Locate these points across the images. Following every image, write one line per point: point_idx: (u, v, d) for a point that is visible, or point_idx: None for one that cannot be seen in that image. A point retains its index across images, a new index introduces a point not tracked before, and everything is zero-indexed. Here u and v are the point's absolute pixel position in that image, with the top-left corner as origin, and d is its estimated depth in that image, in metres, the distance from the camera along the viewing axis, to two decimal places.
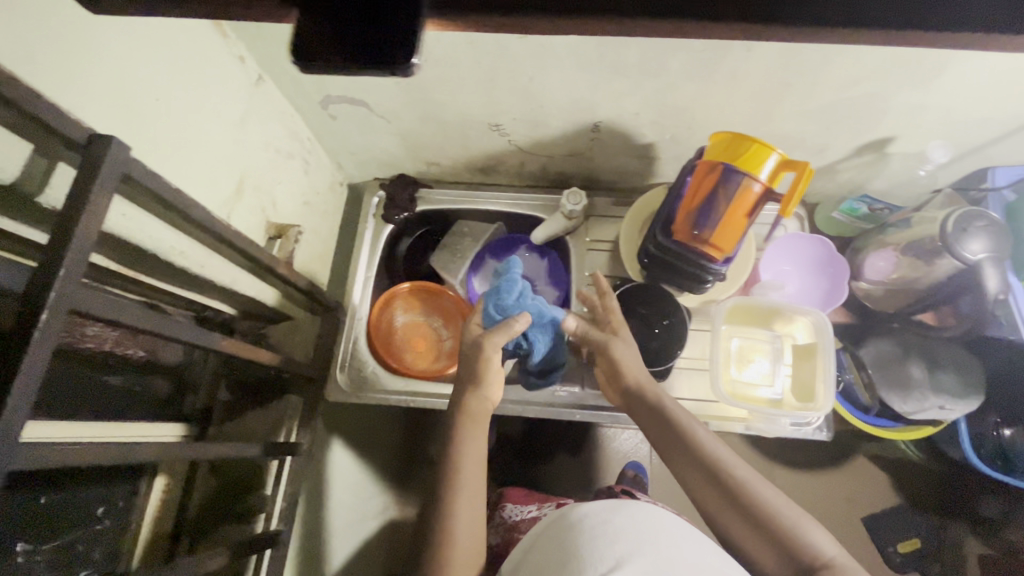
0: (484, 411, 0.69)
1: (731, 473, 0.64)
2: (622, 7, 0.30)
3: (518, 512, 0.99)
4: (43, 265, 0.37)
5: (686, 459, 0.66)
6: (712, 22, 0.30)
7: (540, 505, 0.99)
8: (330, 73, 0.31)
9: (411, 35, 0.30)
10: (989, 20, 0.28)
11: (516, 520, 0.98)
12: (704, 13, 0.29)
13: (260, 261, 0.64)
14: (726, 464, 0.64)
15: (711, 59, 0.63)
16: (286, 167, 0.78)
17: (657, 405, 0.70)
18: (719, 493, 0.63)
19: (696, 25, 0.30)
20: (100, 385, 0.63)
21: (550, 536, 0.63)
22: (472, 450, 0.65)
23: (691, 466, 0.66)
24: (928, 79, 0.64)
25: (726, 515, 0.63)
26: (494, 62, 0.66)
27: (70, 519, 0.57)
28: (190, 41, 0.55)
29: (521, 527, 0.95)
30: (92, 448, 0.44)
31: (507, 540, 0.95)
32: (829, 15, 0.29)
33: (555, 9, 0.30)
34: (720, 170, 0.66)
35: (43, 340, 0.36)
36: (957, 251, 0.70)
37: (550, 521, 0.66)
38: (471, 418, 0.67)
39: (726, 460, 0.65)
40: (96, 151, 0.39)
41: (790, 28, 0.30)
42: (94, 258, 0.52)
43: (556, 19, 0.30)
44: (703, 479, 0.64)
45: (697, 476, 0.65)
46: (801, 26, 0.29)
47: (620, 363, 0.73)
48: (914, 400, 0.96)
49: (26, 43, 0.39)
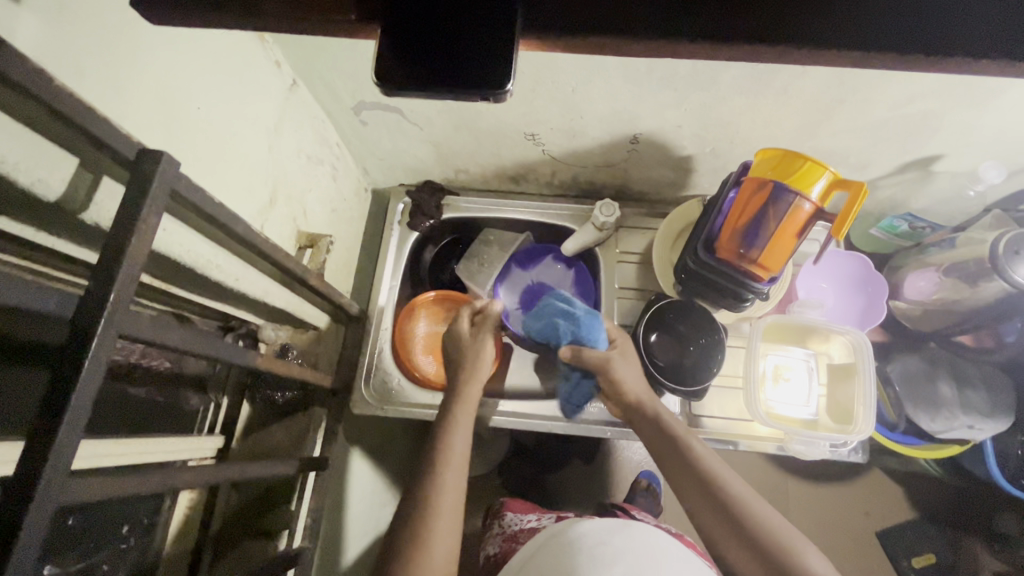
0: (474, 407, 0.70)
1: (725, 489, 0.61)
2: (732, 32, 0.27)
3: (518, 521, 0.98)
4: (93, 288, 0.35)
5: (682, 473, 0.64)
6: (829, 51, 0.27)
7: (540, 515, 0.97)
8: (414, 97, 0.29)
9: (504, 58, 0.27)
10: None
11: (515, 529, 0.96)
12: (822, 41, 0.27)
13: (294, 273, 0.62)
14: (721, 479, 0.62)
15: (765, 74, 0.61)
16: (316, 174, 0.76)
17: (656, 418, 0.69)
18: (714, 508, 0.60)
19: (811, 54, 0.28)
20: (127, 398, 0.61)
21: (552, 546, 0.71)
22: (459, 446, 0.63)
23: (686, 480, 0.63)
24: (986, 99, 0.62)
25: (720, 533, 0.59)
26: (538, 71, 0.64)
27: (96, 539, 0.56)
28: (231, 46, 0.53)
29: (520, 537, 0.92)
30: (131, 477, 0.42)
31: (507, 548, 0.92)
32: (961, 43, 0.26)
33: (658, 32, 0.28)
34: (769, 187, 0.64)
35: (92, 367, 0.34)
36: (1008, 275, 0.68)
37: (552, 534, 0.74)
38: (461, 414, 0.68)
39: (724, 476, 0.62)
40: (148, 167, 0.37)
41: (911, 60, 0.27)
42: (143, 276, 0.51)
43: (657, 43, 0.28)
44: (698, 494, 0.62)
45: (692, 490, 0.62)
46: (927, 56, 0.27)
47: (627, 374, 0.73)
48: (943, 418, 0.93)
49: (74, 53, 0.37)
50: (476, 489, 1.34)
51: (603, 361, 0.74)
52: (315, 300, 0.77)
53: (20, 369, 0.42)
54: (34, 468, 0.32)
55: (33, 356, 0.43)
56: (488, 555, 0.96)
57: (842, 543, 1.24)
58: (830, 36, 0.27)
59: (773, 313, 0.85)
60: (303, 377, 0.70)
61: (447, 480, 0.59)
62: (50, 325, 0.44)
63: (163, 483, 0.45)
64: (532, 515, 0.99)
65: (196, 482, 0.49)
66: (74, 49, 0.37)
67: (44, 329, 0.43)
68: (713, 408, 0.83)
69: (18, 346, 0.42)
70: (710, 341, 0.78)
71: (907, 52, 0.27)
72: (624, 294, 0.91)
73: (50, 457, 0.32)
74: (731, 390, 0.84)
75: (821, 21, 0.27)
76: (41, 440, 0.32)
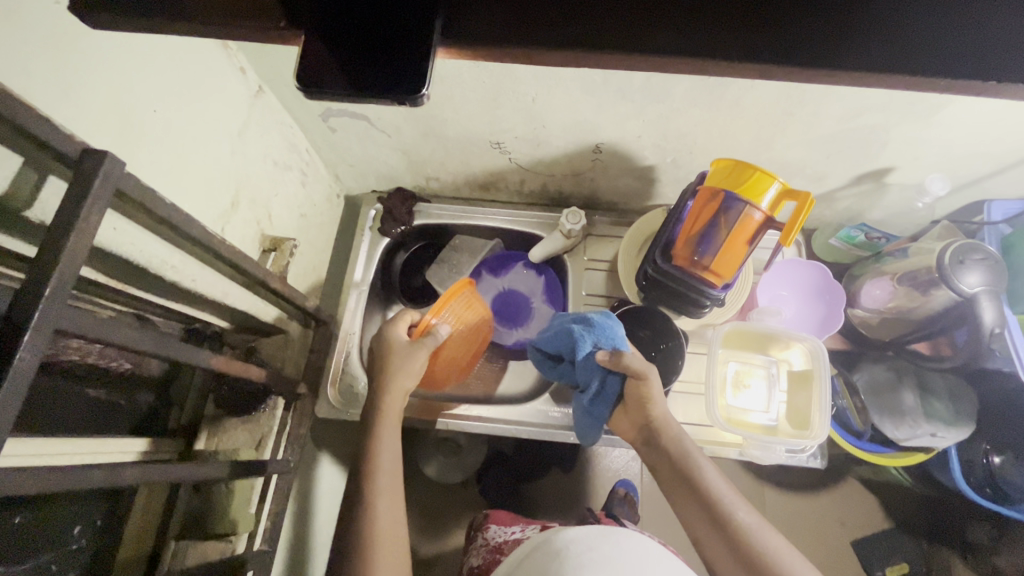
0: (395, 419, 0.71)
1: (734, 520, 0.62)
2: (653, 42, 0.28)
3: (501, 533, 0.98)
4: (30, 282, 0.36)
5: (693, 502, 0.65)
6: (754, 62, 0.28)
7: (524, 527, 0.97)
8: (338, 100, 0.30)
9: (420, 65, 0.29)
10: (954, 67, 0.26)
11: (499, 541, 0.96)
12: (747, 54, 0.27)
13: (254, 275, 0.63)
14: (732, 510, 0.63)
15: (717, 87, 0.63)
16: (283, 179, 0.77)
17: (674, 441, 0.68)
18: (722, 538, 0.62)
19: (738, 66, 0.28)
20: (83, 400, 0.61)
21: (538, 556, 0.72)
22: (386, 511, 0.63)
23: (700, 511, 0.64)
24: (927, 115, 0.65)
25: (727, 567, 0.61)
26: (497, 81, 0.66)
27: (42, 540, 0.56)
28: (191, 52, 0.55)
29: (504, 549, 0.92)
30: (74, 473, 0.42)
31: (491, 563, 0.92)
32: (882, 60, 0.27)
33: (578, 42, 0.28)
34: (721, 197, 0.66)
35: (27, 358, 0.35)
36: (953, 283, 0.70)
37: (539, 543, 0.75)
38: (387, 424, 0.70)
39: (734, 507, 0.63)
40: (90, 167, 0.38)
41: (835, 74, 0.28)
42: (84, 272, 0.50)
43: (577, 52, 0.29)
44: (708, 525, 0.63)
45: (705, 521, 0.63)
46: (852, 72, 0.27)
47: (660, 392, 0.70)
48: (906, 427, 0.95)
49: (21, 56, 0.38)
50: (454, 497, 1.34)
51: (643, 368, 0.68)
52: (280, 303, 0.78)
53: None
54: None
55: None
56: (471, 568, 0.96)
57: (815, 552, 1.24)
58: (730, 50, 0.28)
59: (734, 320, 0.87)
60: (263, 379, 0.70)
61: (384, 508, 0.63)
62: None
63: (107, 479, 0.45)
64: (516, 527, 0.99)
65: (144, 479, 0.49)
66: (22, 53, 0.38)
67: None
68: (677, 414, 0.85)
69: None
70: (670, 346, 0.79)
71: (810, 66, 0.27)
72: (591, 301, 0.92)
73: None
74: (694, 396, 0.85)
75: (720, 36, 0.28)
76: None
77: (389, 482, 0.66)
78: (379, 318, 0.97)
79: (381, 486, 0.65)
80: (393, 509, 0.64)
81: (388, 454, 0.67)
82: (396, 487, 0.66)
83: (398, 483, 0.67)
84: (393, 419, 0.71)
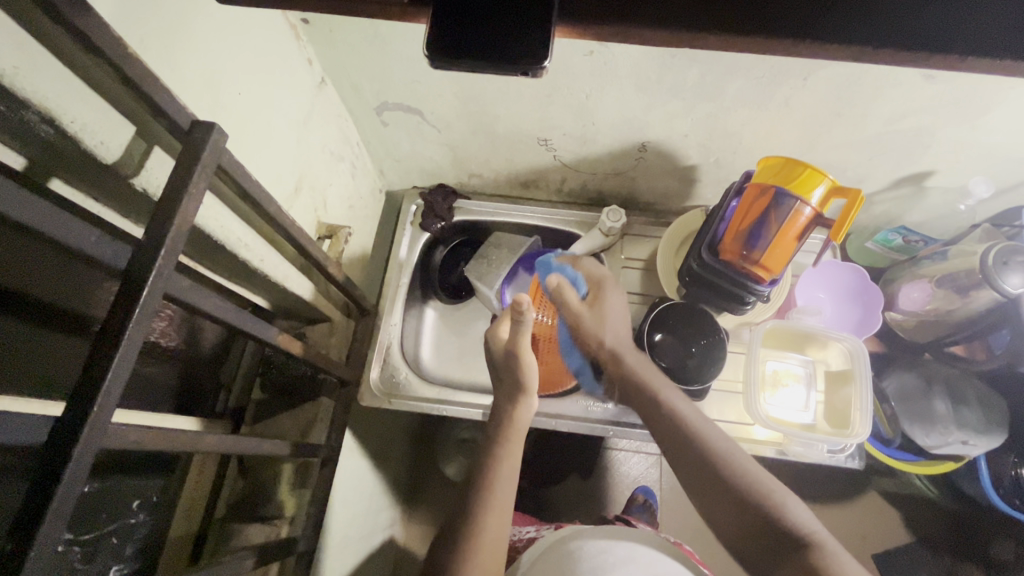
0: (520, 432, 0.69)
1: (708, 441, 0.67)
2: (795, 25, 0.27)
3: (517, 532, 0.97)
4: (148, 245, 0.38)
5: (662, 425, 0.70)
6: (890, 51, 0.27)
7: (540, 527, 0.97)
8: (459, 69, 0.31)
9: (543, 38, 0.29)
10: None
11: (514, 539, 0.95)
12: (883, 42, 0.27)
13: (314, 258, 0.64)
14: (702, 434, 0.68)
15: (770, 86, 0.65)
16: (337, 170, 0.79)
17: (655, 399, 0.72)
18: (697, 458, 0.67)
19: (874, 53, 0.27)
20: (149, 379, 0.64)
21: (552, 556, 0.73)
22: (493, 523, 0.61)
23: (672, 439, 0.69)
24: (973, 116, 0.66)
25: (708, 493, 0.66)
26: (556, 78, 0.68)
27: (109, 512, 0.58)
28: (270, 38, 0.57)
29: (519, 547, 0.91)
30: (168, 432, 0.43)
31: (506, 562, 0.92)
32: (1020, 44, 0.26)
33: (710, 18, 0.27)
34: (771, 194, 0.68)
35: (140, 316, 0.37)
36: (997, 284, 0.72)
37: (552, 543, 0.76)
38: (511, 435, 0.68)
39: (705, 430, 0.68)
40: (201, 138, 0.40)
41: (969, 61, 0.27)
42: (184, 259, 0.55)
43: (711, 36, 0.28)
44: (685, 448, 0.68)
45: (675, 445, 0.69)
46: (985, 61, 0.27)
47: (613, 301, 0.83)
48: (937, 433, 0.92)
49: (142, 32, 0.41)
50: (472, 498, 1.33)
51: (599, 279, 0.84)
52: (327, 291, 0.79)
53: (10, 324, 0.46)
54: (84, 403, 0.34)
55: (28, 311, 0.48)
56: None
57: None
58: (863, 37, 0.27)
59: (772, 319, 0.88)
60: (316, 364, 0.72)
61: (493, 506, 0.62)
62: (110, 290, 0.55)
63: (193, 447, 0.46)
64: (530, 527, 0.99)
65: (219, 450, 0.50)
66: (142, 28, 0.40)
67: (86, 297, 0.53)
68: (712, 412, 0.85)
69: (45, 306, 0.49)
70: (711, 341, 0.79)
71: (935, 48, 0.26)
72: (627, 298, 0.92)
73: (99, 399, 0.34)
74: (731, 394, 0.86)
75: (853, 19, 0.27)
76: (93, 379, 0.34)
77: (505, 496, 0.64)
78: (415, 312, 0.98)
79: (497, 491, 0.63)
80: (500, 521, 0.61)
81: (507, 467, 0.65)
82: (510, 496, 0.64)
83: (512, 495, 0.64)
84: (518, 434, 0.69)
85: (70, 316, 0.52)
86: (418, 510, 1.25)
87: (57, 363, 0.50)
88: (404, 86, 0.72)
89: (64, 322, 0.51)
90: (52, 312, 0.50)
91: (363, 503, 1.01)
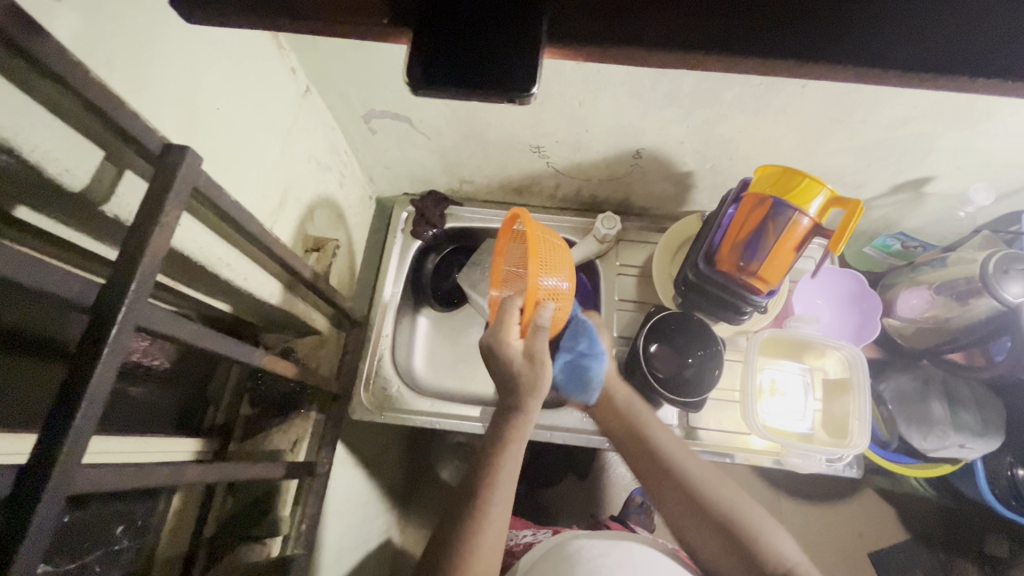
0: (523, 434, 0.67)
1: (687, 473, 0.71)
2: (795, 48, 0.25)
3: (512, 536, 0.95)
4: (117, 278, 0.36)
5: (641, 454, 0.74)
6: (898, 74, 0.25)
7: (534, 531, 0.95)
8: (441, 96, 0.28)
9: (533, 61, 0.27)
10: None
11: (510, 545, 0.93)
12: (894, 65, 0.24)
13: (299, 273, 0.62)
14: (682, 465, 0.71)
15: (768, 94, 0.64)
16: (324, 179, 0.77)
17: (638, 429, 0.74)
18: (676, 489, 0.71)
19: (884, 76, 0.25)
20: (127, 399, 0.62)
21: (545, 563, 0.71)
22: (491, 537, 0.59)
23: (647, 469, 0.73)
24: (975, 123, 0.65)
25: (689, 522, 0.70)
26: (548, 85, 0.66)
27: (94, 536, 0.57)
28: (251, 50, 0.55)
29: (515, 552, 0.90)
30: (144, 467, 0.41)
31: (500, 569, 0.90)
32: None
33: (702, 37, 0.25)
34: (769, 204, 0.66)
35: (111, 354, 0.35)
36: (997, 293, 0.71)
37: (549, 548, 0.74)
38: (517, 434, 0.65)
39: (683, 461, 0.72)
40: (173, 163, 0.38)
41: (986, 84, 0.25)
42: (162, 279, 0.54)
43: (706, 57, 0.26)
44: (665, 478, 0.71)
45: (655, 475, 0.72)
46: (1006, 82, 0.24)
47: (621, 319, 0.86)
48: (934, 437, 0.90)
49: (108, 53, 0.38)
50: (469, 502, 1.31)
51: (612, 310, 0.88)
52: (316, 303, 0.78)
53: None
54: (51, 445, 0.32)
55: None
56: None
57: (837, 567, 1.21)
58: (866, 58, 0.25)
59: (770, 327, 0.87)
60: (304, 379, 0.70)
61: (491, 509, 0.60)
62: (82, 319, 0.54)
63: (175, 480, 0.44)
64: (527, 531, 0.96)
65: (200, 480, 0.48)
66: (107, 48, 0.38)
67: (59, 323, 0.52)
68: (710, 422, 0.84)
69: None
70: (707, 352, 0.78)
71: (944, 72, 0.24)
72: (622, 306, 0.90)
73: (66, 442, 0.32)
74: (728, 403, 0.85)
75: (854, 36, 0.24)
76: (60, 421, 0.32)
77: (503, 509, 0.61)
78: (406, 320, 0.96)
79: (492, 498, 0.61)
80: (497, 524, 0.60)
81: (509, 467, 0.63)
82: (508, 499, 0.63)
83: (511, 493, 0.63)
84: (521, 435, 0.67)
85: (37, 343, 0.50)
86: (412, 516, 1.24)
87: (37, 391, 0.49)
88: (392, 94, 0.70)
89: (37, 349, 0.50)
90: (24, 340, 0.49)
91: (356, 513, 0.99)
